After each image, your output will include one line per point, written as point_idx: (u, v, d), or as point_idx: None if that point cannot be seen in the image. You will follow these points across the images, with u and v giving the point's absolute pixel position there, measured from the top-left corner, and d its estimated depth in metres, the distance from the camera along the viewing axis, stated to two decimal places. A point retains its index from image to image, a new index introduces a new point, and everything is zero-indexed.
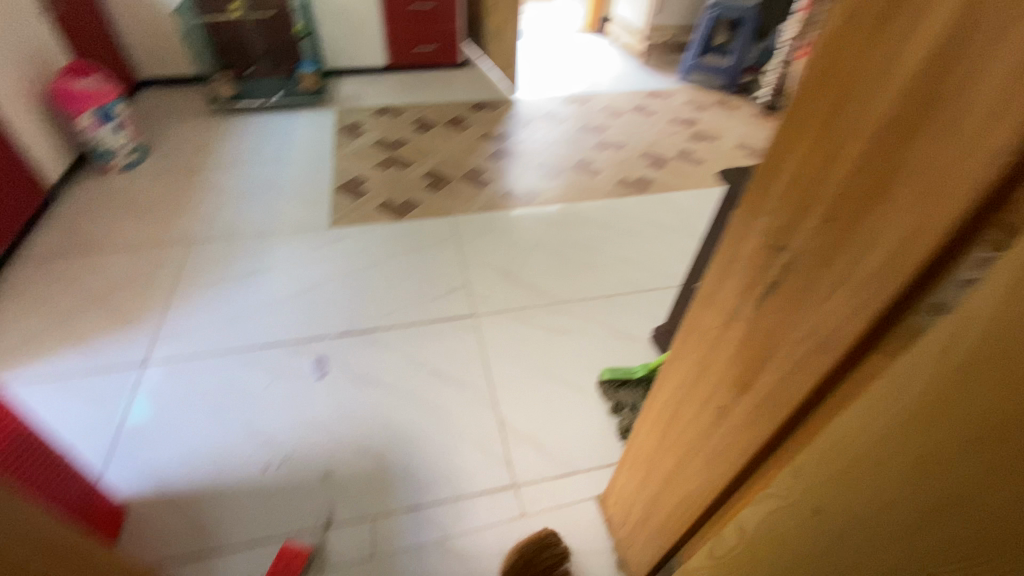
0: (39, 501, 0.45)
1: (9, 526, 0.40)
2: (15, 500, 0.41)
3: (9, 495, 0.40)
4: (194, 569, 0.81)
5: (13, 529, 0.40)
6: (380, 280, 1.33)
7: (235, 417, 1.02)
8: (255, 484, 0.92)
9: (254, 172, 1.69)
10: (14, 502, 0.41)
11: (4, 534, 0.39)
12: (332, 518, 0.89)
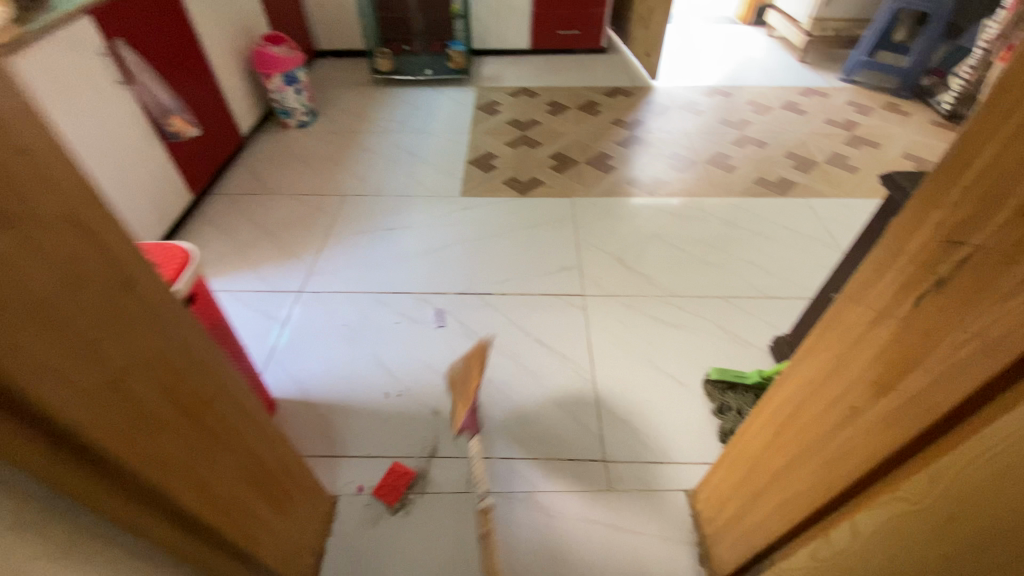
0: (236, 370, 0.56)
1: (212, 380, 0.52)
2: (218, 363, 0.52)
3: (216, 358, 0.52)
4: (322, 466, 0.95)
5: (215, 382, 0.52)
6: (499, 249, 1.41)
7: (365, 349, 1.16)
8: (375, 408, 1.05)
9: (401, 139, 1.85)
10: (217, 364, 0.52)
11: (209, 384, 0.51)
12: (436, 451, 0.98)
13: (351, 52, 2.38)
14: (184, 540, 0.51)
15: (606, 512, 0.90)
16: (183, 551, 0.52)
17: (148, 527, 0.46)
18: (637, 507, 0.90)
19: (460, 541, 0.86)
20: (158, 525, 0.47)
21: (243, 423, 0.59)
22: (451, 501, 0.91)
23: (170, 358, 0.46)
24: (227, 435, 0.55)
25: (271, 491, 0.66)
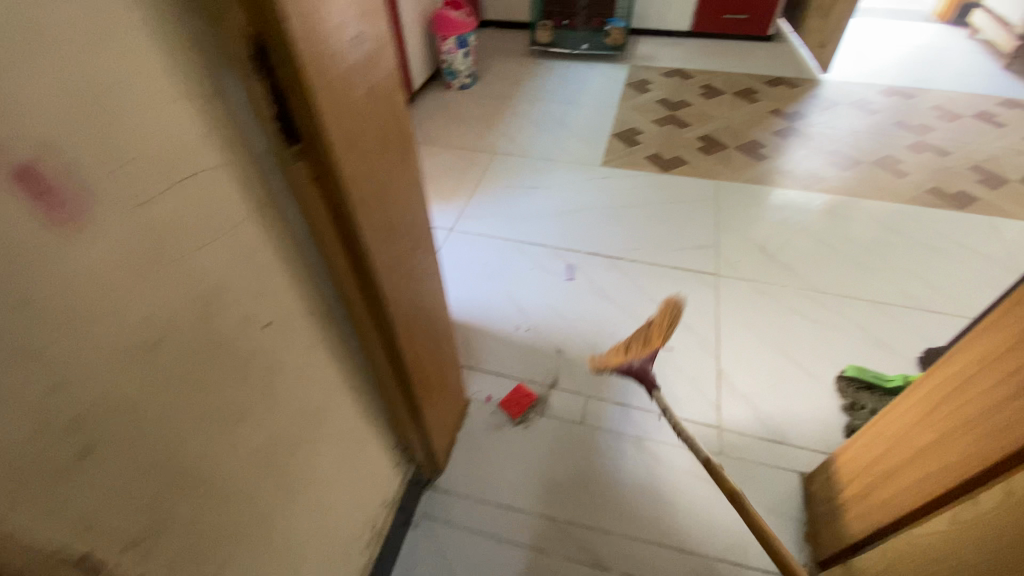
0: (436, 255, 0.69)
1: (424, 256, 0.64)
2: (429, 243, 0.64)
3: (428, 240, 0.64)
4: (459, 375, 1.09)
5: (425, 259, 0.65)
6: (636, 219, 1.45)
7: (502, 287, 1.29)
8: (507, 338, 1.17)
9: (552, 107, 1.94)
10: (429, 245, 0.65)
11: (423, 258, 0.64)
12: (556, 383, 1.08)
13: (513, 24, 2.51)
14: (391, 378, 0.64)
15: None
16: (388, 387, 0.65)
17: (377, 355, 0.59)
18: (746, 476, 0.93)
19: (571, 462, 0.96)
20: (382, 356, 0.60)
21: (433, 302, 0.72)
22: (566, 428, 1.01)
23: (412, 227, 0.59)
24: (425, 306, 0.69)
25: (437, 368, 0.80)
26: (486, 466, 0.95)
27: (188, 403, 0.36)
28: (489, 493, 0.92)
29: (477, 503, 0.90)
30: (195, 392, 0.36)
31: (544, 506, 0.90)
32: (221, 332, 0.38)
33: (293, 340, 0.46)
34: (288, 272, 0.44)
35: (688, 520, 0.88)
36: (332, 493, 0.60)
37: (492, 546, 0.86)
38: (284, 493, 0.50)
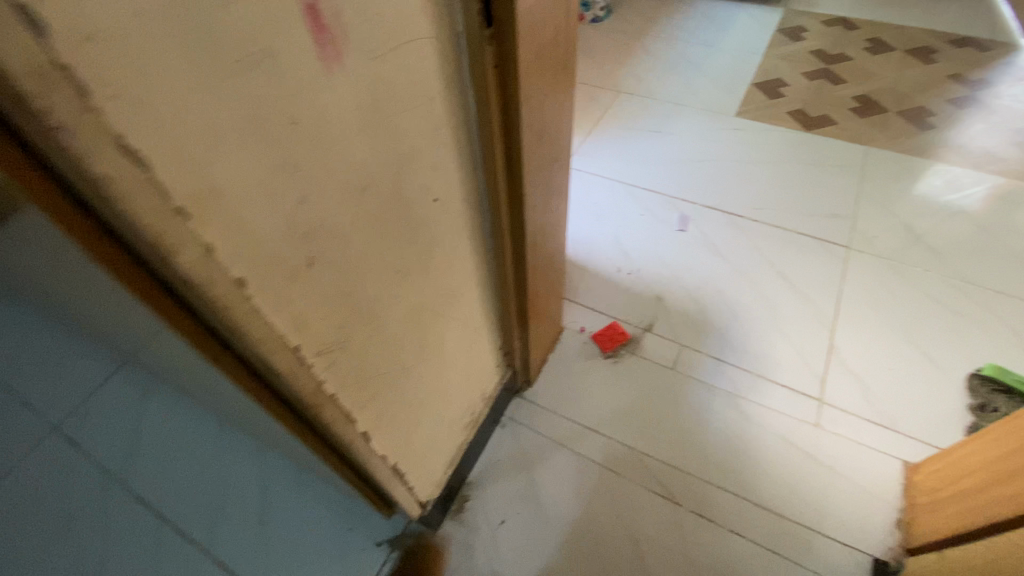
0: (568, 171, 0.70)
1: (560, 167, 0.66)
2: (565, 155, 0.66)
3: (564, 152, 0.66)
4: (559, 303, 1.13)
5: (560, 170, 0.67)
6: (763, 177, 1.35)
7: (610, 228, 1.28)
8: (609, 277, 1.18)
9: (688, 48, 1.82)
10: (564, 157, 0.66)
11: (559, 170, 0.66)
12: (652, 327, 1.09)
13: None
14: (512, 277, 0.69)
15: (805, 441, 0.92)
16: (507, 287, 0.70)
17: (507, 251, 0.64)
18: (840, 452, 0.90)
19: (657, 403, 0.98)
20: (510, 254, 0.64)
21: (557, 217, 0.75)
22: (657, 371, 1.02)
23: (557, 134, 0.60)
24: (551, 217, 0.72)
25: (547, 284, 0.84)
26: (573, 389, 1.00)
27: (376, 244, 0.42)
28: (573, 412, 0.97)
29: (560, 420, 0.96)
30: (383, 236, 0.42)
31: (625, 437, 0.94)
32: (406, 189, 0.43)
33: (449, 216, 0.51)
34: (457, 150, 0.48)
35: (769, 480, 0.88)
36: (450, 369, 0.66)
37: (570, 459, 0.92)
38: (421, 353, 0.57)
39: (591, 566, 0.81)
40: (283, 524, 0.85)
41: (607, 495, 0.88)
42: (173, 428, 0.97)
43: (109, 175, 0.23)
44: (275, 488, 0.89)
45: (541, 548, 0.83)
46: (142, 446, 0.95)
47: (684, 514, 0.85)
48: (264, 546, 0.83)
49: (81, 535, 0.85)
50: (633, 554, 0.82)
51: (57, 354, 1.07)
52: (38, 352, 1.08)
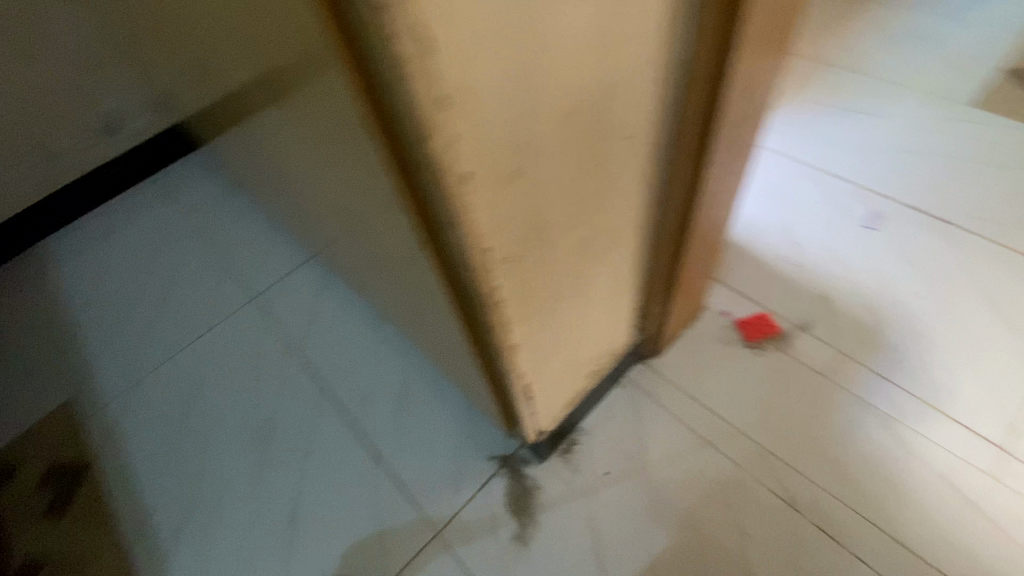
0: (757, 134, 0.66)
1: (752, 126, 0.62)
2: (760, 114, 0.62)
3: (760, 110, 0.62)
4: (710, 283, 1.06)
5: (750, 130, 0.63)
6: (993, 182, 1.12)
7: (782, 212, 1.16)
8: (771, 265, 1.08)
9: (925, 12, 1.49)
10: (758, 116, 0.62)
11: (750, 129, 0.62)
12: (807, 327, 1.00)
13: None
14: (674, 231, 0.68)
15: (970, 489, 0.82)
16: (665, 240, 0.70)
17: (679, 203, 0.63)
18: (1013, 510, 0.80)
19: (795, 406, 0.91)
20: (680, 203, 0.64)
21: (734, 181, 0.71)
22: (803, 375, 0.94)
23: (759, 89, 0.57)
24: (727, 179, 0.68)
25: (704, 254, 0.80)
26: (703, 370, 0.96)
27: (568, 168, 0.44)
28: (699, 392, 0.94)
29: (684, 396, 0.94)
30: (575, 161, 0.44)
31: (751, 431, 0.90)
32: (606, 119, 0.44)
33: (633, 154, 0.51)
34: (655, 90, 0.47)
35: (914, 519, 0.80)
36: (594, 312, 0.68)
37: (687, 437, 0.90)
38: (575, 287, 0.59)
39: (688, 541, 0.82)
40: (415, 418, 0.97)
41: (719, 480, 0.86)
42: (341, 316, 1.13)
43: (402, 57, 0.27)
44: (413, 387, 1.01)
45: (641, 508, 0.85)
46: (317, 325, 1.13)
47: (803, 522, 0.81)
48: (398, 431, 0.96)
49: (267, 383, 1.06)
50: (737, 545, 0.81)
51: (263, 241, 1.30)
52: (250, 235, 1.31)
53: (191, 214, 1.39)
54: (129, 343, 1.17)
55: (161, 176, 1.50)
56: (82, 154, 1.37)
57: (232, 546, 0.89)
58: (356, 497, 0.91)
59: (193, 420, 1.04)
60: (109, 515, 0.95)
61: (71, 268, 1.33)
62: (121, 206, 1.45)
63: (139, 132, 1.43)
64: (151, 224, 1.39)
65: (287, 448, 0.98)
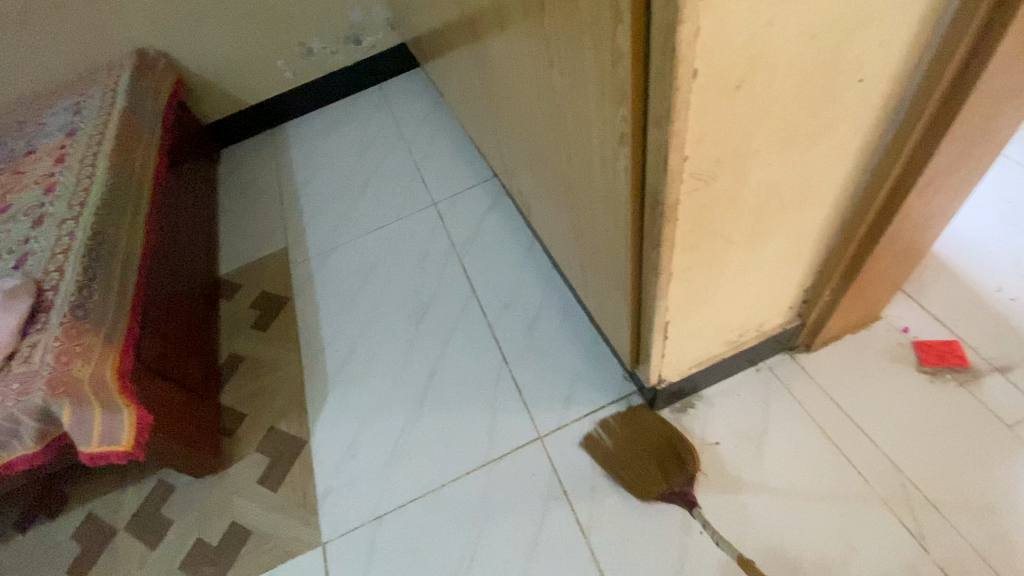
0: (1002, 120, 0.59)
1: (996, 107, 0.55)
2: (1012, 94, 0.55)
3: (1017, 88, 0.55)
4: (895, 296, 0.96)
5: (995, 110, 0.56)
6: None
7: (1014, 238, 1.00)
8: (980, 294, 0.94)
9: None
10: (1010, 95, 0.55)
11: (994, 109, 0.56)
12: (1006, 370, 0.86)
13: None
14: (874, 207, 0.64)
15: None
16: (860, 216, 0.66)
17: (889, 170, 0.60)
18: None
19: (959, 446, 0.80)
20: (890, 176, 0.60)
21: (965, 170, 0.64)
22: (982, 417, 0.82)
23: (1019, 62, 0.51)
24: (959, 162, 0.61)
25: (903, 249, 0.73)
26: (854, 377, 0.89)
27: (787, 95, 0.45)
28: (844, 398, 0.87)
29: (823, 397, 0.88)
30: (795, 90, 0.45)
31: (892, 453, 0.81)
32: (840, 51, 0.44)
33: (855, 101, 0.50)
34: (903, 25, 0.46)
35: None
36: (759, 272, 0.67)
37: (817, 437, 0.85)
38: (750, 234, 0.59)
39: (788, 533, 0.78)
40: (547, 338, 1.06)
41: (840, 486, 0.80)
42: (501, 235, 1.25)
43: None
44: (550, 312, 1.10)
45: (744, 486, 0.83)
46: (478, 237, 1.26)
47: (925, 560, 0.73)
48: (529, 344, 1.06)
49: (430, 275, 1.22)
50: (839, 556, 0.75)
51: (450, 156, 1.46)
52: (441, 150, 1.49)
53: (398, 123, 1.60)
54: (333, 216, 1.41)
55: (382, 87, 1.75)
56: (328, 57, 1.66)
57: (376, 391, 1.06)
58: (480, 387, 1.02)
59: (367, 288, 1.24)
60: (295, 341, 1.18)
61: (302, 150, 1.62)
62: (347, 106, 1.72)
63: (372, 45, 1.68)
64: (366, 126, 1.63)
65: (435, 331, 1.12)
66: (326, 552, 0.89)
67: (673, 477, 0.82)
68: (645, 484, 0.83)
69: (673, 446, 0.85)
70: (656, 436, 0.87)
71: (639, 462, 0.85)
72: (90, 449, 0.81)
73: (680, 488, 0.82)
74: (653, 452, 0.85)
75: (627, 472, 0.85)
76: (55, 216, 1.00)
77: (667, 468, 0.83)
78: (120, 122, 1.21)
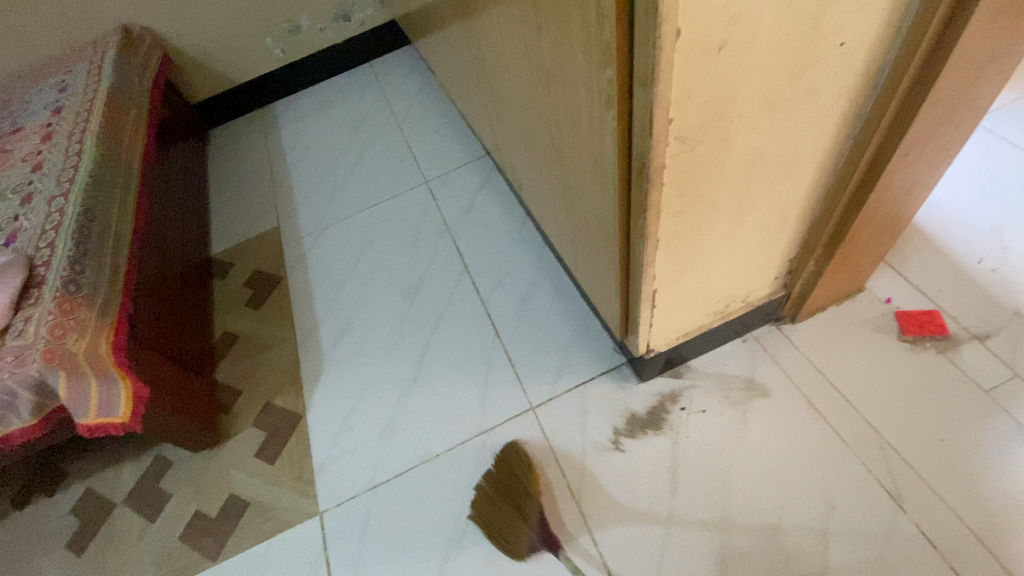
0: (980, 88, 0.60)
1: (973, 75, 0.57)
2: (989, 61, 0.56)
3: (994, 55, 0.56)
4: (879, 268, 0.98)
5: (973, 78, 0.57)
6: None
7: (994, 210, 1.02)
8: (961, 265, 0.96)
9: None
10: (987, 62, 0.56)
11: (971, 77, 0.57)
12: (984, 338, 0.88)
13: None
14: (857, 175, 0.66)
15: None
16: (843, 184, 0.67)
17: (872, 137, 0.61)
18: None
19: (938, 411, 0.83)
20: (871, 144, 0.61)
21: (945, 137, 0.65)
22: (960, 382, 0.85)
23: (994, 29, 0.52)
24: (940, 129, 0.63)
25: (887, 217, 0.74)
26: (837, 346, 0.92)
27: (770, 58, 0.46)
28: (828, 366, 0.90)
29: (808, 365, 0.91)
30: (778, 54, 0.46)
31: (874, 418, 0.84)
32: (821, 14, 0.45)
33: (838, 67, 0.51)
34: None
35: None
36: (744, 240, 0.69)
37: (800, 404, 0.87)
38: (736, 201, 0.61)
39: (771, 495, 0.81)
40: (537, 313, 1.07)
41: (822, 450, 0.83)
42: (493, 212, 1.25)
43: None
44: (541, 287, 1.11)
45: (729, 452, 0.85)
46: (471, 214, 1.27)
47: (903, 518, 0.75)
48: (521, 318, 1.07)
49: (421, 253, 1.23)
50: (819, 516, 0.78)
51: (443, 134, 1.46)
52: (433, 128, 1.48)
53: (389, 102, 1.60)
54: (325, 195, 1.41)
55: (372, 65, 1.73)
56: (318, 35, 1.64)
57: (370, 366, 1.08)
58: (473, 361, 1.04)
59: (359, 266, 1.24)
60: (288, 319, 1.19)
61: (293, 130, 1.61)
62: (337, 85, 1.71)
63: (362, 23, 1.66)
64: (356, 104, 1.62)
65: (428, 307, 1.14)
66: (323, 520, 0.91)
67: (531, 521, 0.82)
68: (511, 534, 0.82)
69: (527, 491, 0.84)
70: (508, 481, 0.86)
71: (498, 513, 0.84)
72: (86, 421, 0.82)
73: (539, 532, 0.81)
74: (511, 500, 0.84)
75: (491, 526, 0.83)
76: (44, 192, 0.99)
77: (528, 514, 0.82)
78: (107, 99, 1.19)
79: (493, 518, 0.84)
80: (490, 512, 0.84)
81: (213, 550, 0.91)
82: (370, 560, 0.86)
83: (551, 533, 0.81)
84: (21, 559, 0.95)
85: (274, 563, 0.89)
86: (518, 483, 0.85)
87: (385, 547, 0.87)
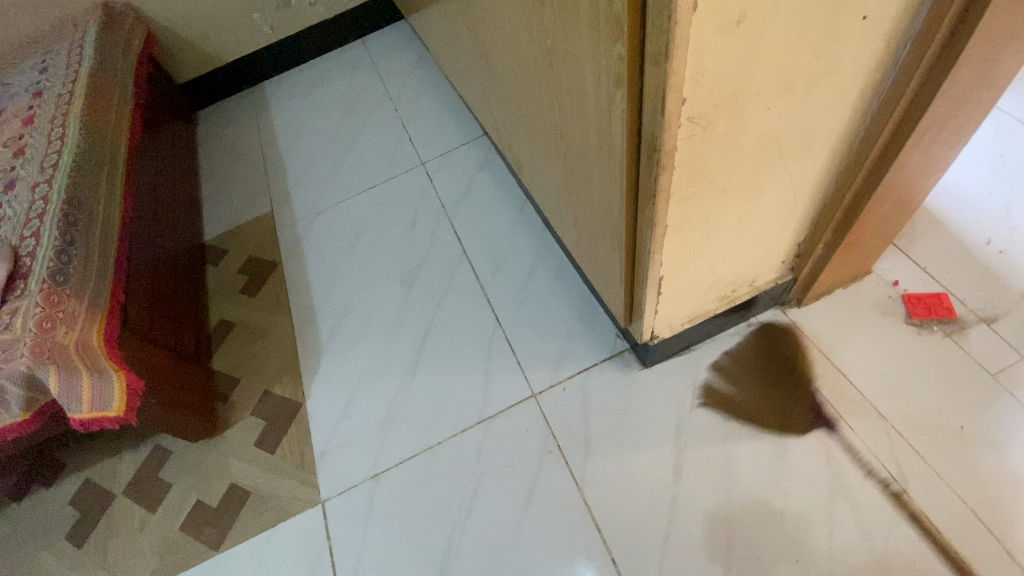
0: (1005, 64, 0.57)
1: (999, 49, 0.54)
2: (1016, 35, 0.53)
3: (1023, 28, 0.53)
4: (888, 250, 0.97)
5: (999, 52, 0.54)
6: None
7: (1005, 190, 0.99)
8: (972, 246, 0.95)
9: None
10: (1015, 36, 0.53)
11: (997, 51, 0.54)
12: (992, 321, 0.87)
13: None
14: (872, 156, 0.63)
15: None
16: (857, 165, 0.65)
17: (890, 116, 0.58)
18: None
19: (944, 395, 0.82)
20: (888, 124, 0.59)
21: (964, 116, 0.62)
22: (968, 366, 0.84)
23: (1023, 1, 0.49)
24: (960, 108, 0.60)
25: (899, 199, 0.72)
26: (843, 330, 0.90)
27: (790, 32, 0.43)
28: (834, 351, 0.89)
29: (813, 350, 0.89)
30: (798, 28, 0.43)
31: (880, 403, 0.83)
32: None
33: (859, 41, 0.49)
34: None
35: None
36: (752, 225, 0.67)
37: (805, 389, 0.86)
38: (747, 184, 0.58)
39: (775, 480, 0.80)
40: (538, 298, 1.06)
41: (827, 435, 0.82)
42: (492, 195, 1.23)
43: None
44: (542, 271, 1.09)
45: (733, 438, 0.84)
46: (469, 197, 1.24)
47: (908, 502, 0.75)
48: (521, 303, 1.06)
49: (419, 238, 1.20)
50: (824, 500, 0.77)
51: (439, 114, 1.41)
52: (429, 107, 1.44)
53: (382, 80, 1.55)
54: (319, 177, 1.37)
55: (365, 42, 1.68)
56: (308, 9, 1.57)
57: (370, 353, 1.06)
58: (474, 347, 1.02)
59: (356, 251, 1.22)
60: (284, 306, 1.17)
61: (284, 110, 1.56)
62: (329, 63, 1.66)
63: None
64: (349, 84, 1.57)
65: (427, 293, 1.12)
66: (326, 509, 0.91)
67: (806, 402, 0.85)
68: (780, 416, 0.85)
69: (797, 376, 0.88)
70: (777, 366, 0.89)
71: (762, 394, 0.87)
72: (78, 415, 0.80)
73: (813, 410, 0.84)
74: (779, 383, 0.88)
75: (754, 406, 0.86)
76: (26, 178, 0.95)
77: (800, 397, 0.86)
78: (90, 81, 1.15)
79: (753, 400, 0.87)
80: (745, 395, 0.88)
81: (215, 541, 0.91)
82: (373, 548, 0.86)
83: (823, 414, 0.84)
84: (22, 551, 0.95)
85: (277, 551, 0.89)
86: (786, 364, 0.89)
87: (388, 534, 0.87)
